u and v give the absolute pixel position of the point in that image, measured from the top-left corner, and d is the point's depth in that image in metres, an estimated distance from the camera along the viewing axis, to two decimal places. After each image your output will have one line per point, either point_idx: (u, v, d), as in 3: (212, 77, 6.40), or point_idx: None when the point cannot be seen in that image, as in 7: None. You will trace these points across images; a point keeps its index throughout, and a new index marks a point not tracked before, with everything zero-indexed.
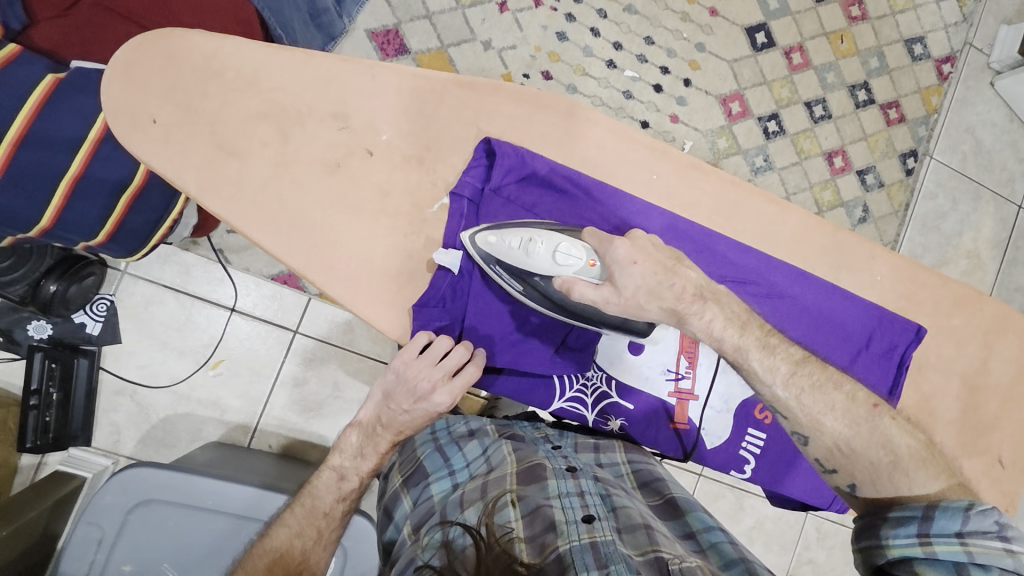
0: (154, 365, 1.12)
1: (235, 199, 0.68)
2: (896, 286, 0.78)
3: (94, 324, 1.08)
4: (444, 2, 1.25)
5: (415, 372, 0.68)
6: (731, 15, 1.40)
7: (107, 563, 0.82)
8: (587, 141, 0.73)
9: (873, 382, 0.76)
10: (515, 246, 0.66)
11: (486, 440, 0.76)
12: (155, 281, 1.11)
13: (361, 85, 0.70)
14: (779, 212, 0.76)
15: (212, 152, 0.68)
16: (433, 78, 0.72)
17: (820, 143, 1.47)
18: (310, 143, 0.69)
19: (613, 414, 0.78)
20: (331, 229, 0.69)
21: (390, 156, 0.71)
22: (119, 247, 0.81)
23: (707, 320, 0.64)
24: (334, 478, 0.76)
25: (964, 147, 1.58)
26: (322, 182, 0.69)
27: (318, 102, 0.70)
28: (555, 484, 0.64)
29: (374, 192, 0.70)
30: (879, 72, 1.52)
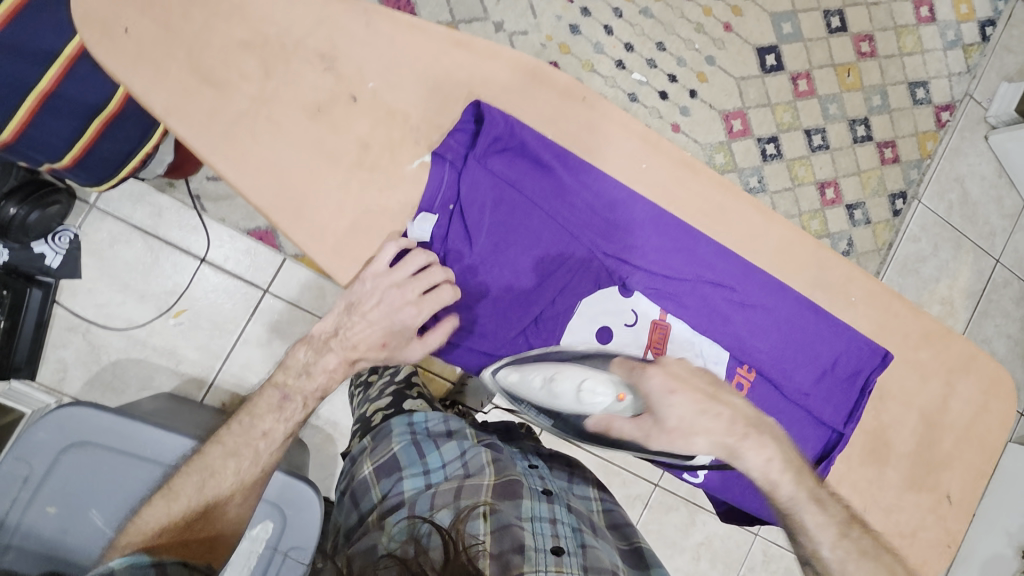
0: (112, 307, 1.08)
1: (206, 128, 0.64)
2: (869, 311, 0.79)
3: (54, 257, 1.04)
4: None
5: (399, 292, 0.66)
6: (745, 33, 1.40)
7: (31, 502, 0.78)
8: (580, 122, 0.73)
9: (834, 403, 0.76)
10: (537, 385, 0.67)
11: (466, 443, 0.73)
12: (124, 219, 1.07)
13: (355, 30, 0.69)
14: (764, 221, 0.77)
15: (187, 76, 0.64)
16: (430, 34, 0.70)
17: (814, 172, 1.48)
18: (295, 81, 0.67)
19: None
20: (305, 173, 0.67)
21: (372, 108, 0.69)
22: (85, 175, 0.77)
23: (766, 459, 0.61)
24: (277, 399, 0.69)
25: (951, 196, 1.61)
26: (303, 125, 0.67)
27: (307, 40, 0.68)
28: (529, 505, 0.63)
29: (354, 143, 0.69)
30: (881, 111, 1.54)
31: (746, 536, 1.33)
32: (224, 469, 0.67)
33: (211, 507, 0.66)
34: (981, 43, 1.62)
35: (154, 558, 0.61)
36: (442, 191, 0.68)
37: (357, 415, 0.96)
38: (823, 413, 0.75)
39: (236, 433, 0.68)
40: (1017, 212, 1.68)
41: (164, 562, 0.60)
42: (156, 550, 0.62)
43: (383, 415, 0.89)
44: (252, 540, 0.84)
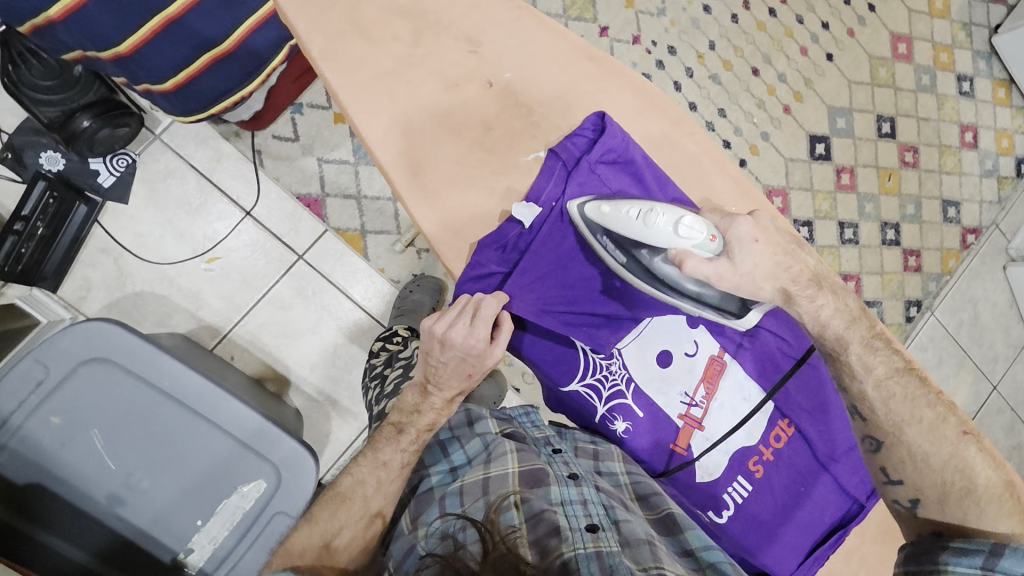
0: (149, 239, 1.08)
1: (350, 75, 0.68)
2: None
3: (107, 176, 1.05)
4: (552, 7, 1.26)
5: (449, 322, 0.66)
6: (802, 118, 1.46)
7: (38, 407, 0.77)
8: (681, 153, 0.78)
9: (860, 475, 0.77)
10: (633, 215, 0.65)
11: (488, 435, 0.75)
12: (183, 157, 1.08)
13: (501, 21, 0.73)
14: None
15: (345, 25, 0.68)
16: (570, 42, 0.74)
17: (840, 263, 1.52)
18: (437, 53, 0.70)
19: (620, 416, 0.76)
20: (424, 135, 0.70)
21: (504, 95, 0.73)
22: (176, 102, 0.79)
23: (817, 305, 0.66)
24: (393, 430, 0.72)
25: (963, 315, 1.66)
26: (437, 93, 0.70)
27: (457, 20, 0.71)
28: (558, 490, 0.64)
29: (479, 124, 0.72)
30: (912, 220, 1.60)
31: None
32: (355, 495, 0.69)
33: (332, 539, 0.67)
34: (1015, 178, 1.70)
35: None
36: (549, 187, 0.70)
37: (374, 412, 0.92)
38: (847, 481, 0.77)
39: (363, 462, 0.71)
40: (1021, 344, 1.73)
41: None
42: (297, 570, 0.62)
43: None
44: (242, 497, 0.83)
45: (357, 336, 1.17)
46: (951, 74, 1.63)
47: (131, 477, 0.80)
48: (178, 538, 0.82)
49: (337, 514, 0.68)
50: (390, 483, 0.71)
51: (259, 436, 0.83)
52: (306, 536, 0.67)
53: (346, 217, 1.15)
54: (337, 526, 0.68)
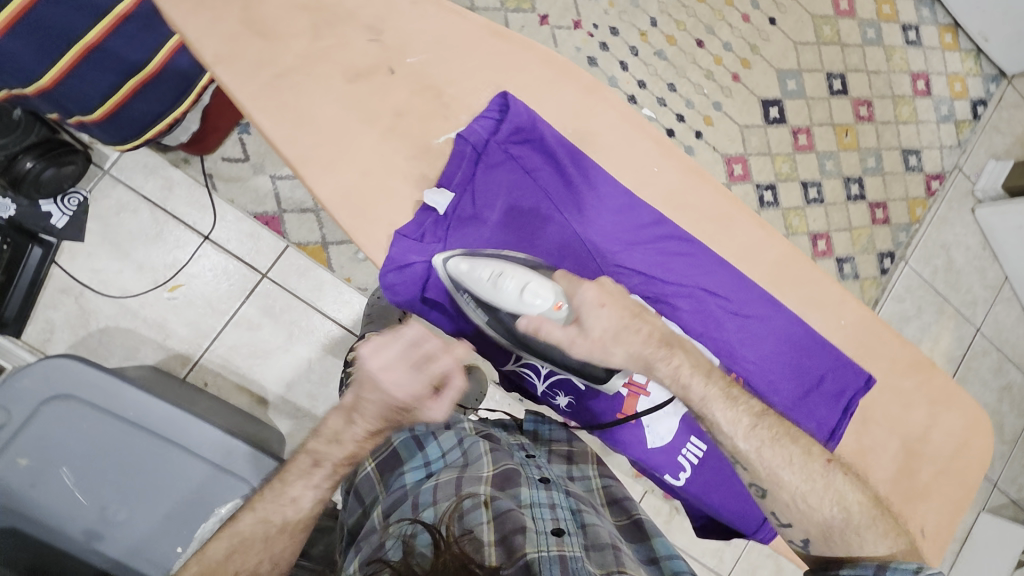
0: (108, 273, 1.07)
1: (251, 77, 0.72)
2: (856, 334, 0.85)
3: (60, 217, 1.04)
4: (489, 2, 1.27)
5: (395, 377, 0.62)
6: (751, 84, 1.48)
7: (6, 448, 0.78)
8: (597, 120, 0.81)
9: (817, 420, 0.80)
10: (485, 277, 0.69)
11: (463, 434, 0.74)
12: (134, 189, 1.08)
13: (401, 10, 0.77)
14: (765, 235, 0.83)
15: (244, 31, 0.73)
16: (472, 23, 0.78)
17: (808, 223, 1.53)
18: (341, 46, 0.75)
19: (562, 389, 0.80)
20: (333, 126, 0.74)
21: (413, 79, 0.76)
22: (111, 133, 0.79)
23: (674, 365, 0.68)
24: (308, 462, 0.67)
25: (936, 262, 1.68)
26: (341, 86, 0.74)
27: (357, 11, 0.76)
28: (527, 492, 0.63)
29: (391, 113, 0.76)
30: (874, 173, 1.61)
31: None
32: (254, 535, 0.65)
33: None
34: (972, 120, 1.72)
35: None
36: (459, 171, 0.74)
37: None
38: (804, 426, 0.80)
39: (268, 499, 0.67)
40: (999, 284, 1.75)
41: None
42: None
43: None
44: (219, 518, 0.81)
45: (330, 347, 1.17)
46: (896, 25, 1.64)
47: (106, 510, 0.79)
48: (158, 566, 0.80)
49: (229, 558, 0.64)
50: (295, 517, 0.67)
51: (228, 454, 0.82)
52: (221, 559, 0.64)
53: (306, 230, 1.15)
54: (234, 570, 0.63)
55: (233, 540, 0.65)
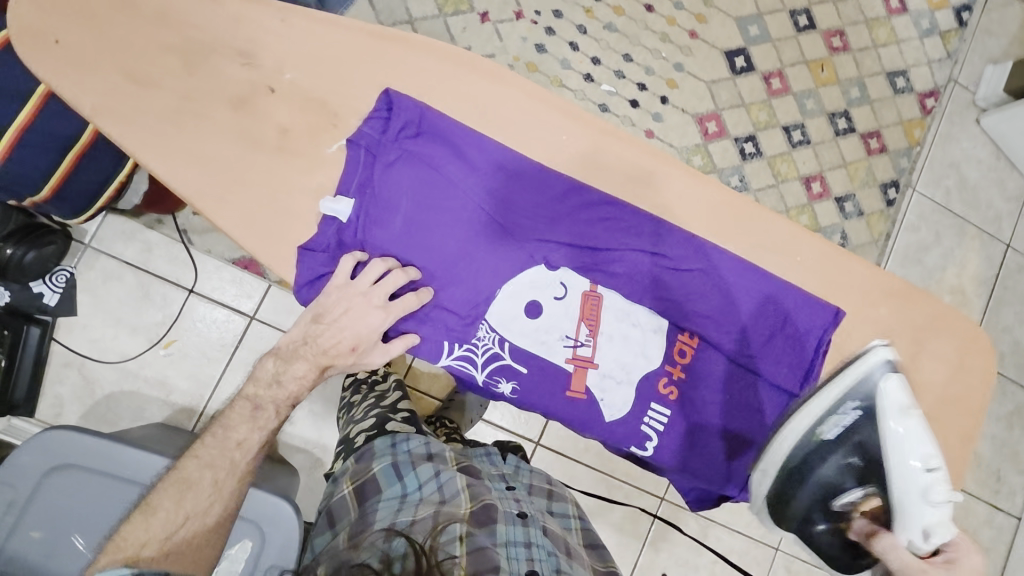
0: (106, 341, 1.12)
1: (132, 124, 0.70)
2: (817, 269, 0.82)
3: (51, 295, 1.08)
4: (425, 10, 1.26)
5: (352, 296, 0.71)
6: (711, 38, 1.43)
7: (17, 525, 0.80)
8: (493, 96, 0.77)
9: (790, 368, 0.80)
10: (917, 465, 0.72)
11: (440, 465, 0.75)
12: (115, 257, 1.12)
13: (269, 26, 0.74)
14: (696, 183, 0.81)
15: (115, 77, 0.70)
16: (344, 27, 0.76)
17: (798, 168, 1.47)
18: (217, 77, 0.72)
19: (505, 376, 0.76)
20: (224, 160, 0.72)
21: (291, 97, 0.74)
22: (66, 208, 0.82)
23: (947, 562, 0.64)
24: (248, 407, 0.74)
25: (947, 182, 1.58)
26: (228, 116, 0.72)
27: (226, 38, 0.73)
28: (504, 529, 0.65)
29: (276, 129, 0.74)
30: (861, 103, 1.53)
31: (767, 550, 1.38)
32: (201, 481, 0.71)
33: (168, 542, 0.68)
34: (959, 28, 1.61)
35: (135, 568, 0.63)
36: (354, 175, 0.72)
37: (341, 437, 0.96)
38: (778, 373, 0.79)
39: (211, 444, 0.73)
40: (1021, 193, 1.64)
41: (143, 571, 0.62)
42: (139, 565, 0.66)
43: (366, 436, 0.88)
44: (233, 560, 0.87)
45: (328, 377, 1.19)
46: None
47: None
48: None
49: (180, 503, 0.70)
50: (241, 462, 0.73)
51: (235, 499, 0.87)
52: (142, 530, 0.68)
53: None
54: (183, 517, 0.70)
55: (181, 482, 0.70)
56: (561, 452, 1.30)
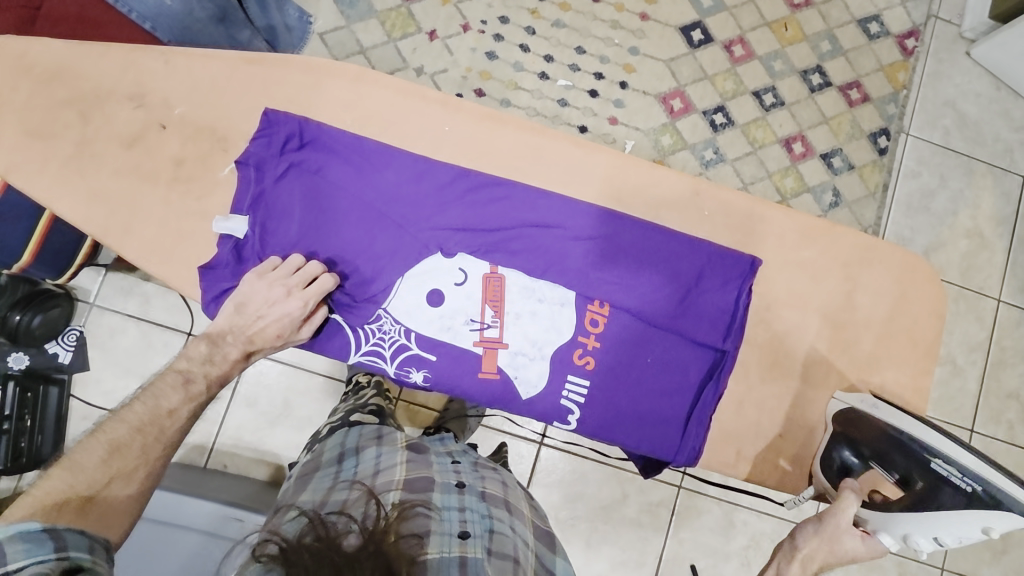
0: (117, 391, 1.19)
1: (43, 171, 0.83)
2: (728, 221, 0.90)
3: (65, 354, 1.17)
4: (375, 38, 1.31)
5: (270, 280, 0.80)
6: (663, 17, 1.41)
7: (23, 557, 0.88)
8: (372, 99, 0.89)
9: (707, 321, 0.86)
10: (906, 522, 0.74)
11: (384, 448, 0.85)
12: (118, 311, 1.20)
13: (154, 67, 0.88)
14: (585, 153, 0.90)
15: (19, 133, 0.84)
16: (224, 58, 0.88)
17: (775, 131, 1.43)
18: (110, 120, 0.86)
19: (415, 366, 0.85)
20: (123, 197, 0.85)
21: (183, 128, 0.87)
22: (46, 267, 0.93)
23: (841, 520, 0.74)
24: (180, 380, 0.75)
25: (944, 122, 1.50)
26: (122, 153, 0.86)
27: (116, 85, 0.87)
28: (440, 497, 0.75)
29: (171, 162, 0.87)
30: (833, 55, 1.47)
31: None
32: (131, 444, 0.67)
33: (90, 498, 0.63)
34: None
35: (48, 524, 0.57)
36: (246, 195, 0.84)
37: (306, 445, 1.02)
38: (693, 327, 0.86)
39: (142, 409, 0.70)
40: None
41: (59, 529, 0.57)
42: (50, 518, 0.58)
43: (329, 428, 0.99)
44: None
45: (325, 401, 1.23)
46: None
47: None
48: None
49: (107, 462, 0.65)
50: (170, 430, 0.71)
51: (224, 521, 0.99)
52: (64, 483, 0.62)
53: None
54: (107, 476, 0.65)
55: (110, 445, 0.66)
56: (566, 450, 1.29)
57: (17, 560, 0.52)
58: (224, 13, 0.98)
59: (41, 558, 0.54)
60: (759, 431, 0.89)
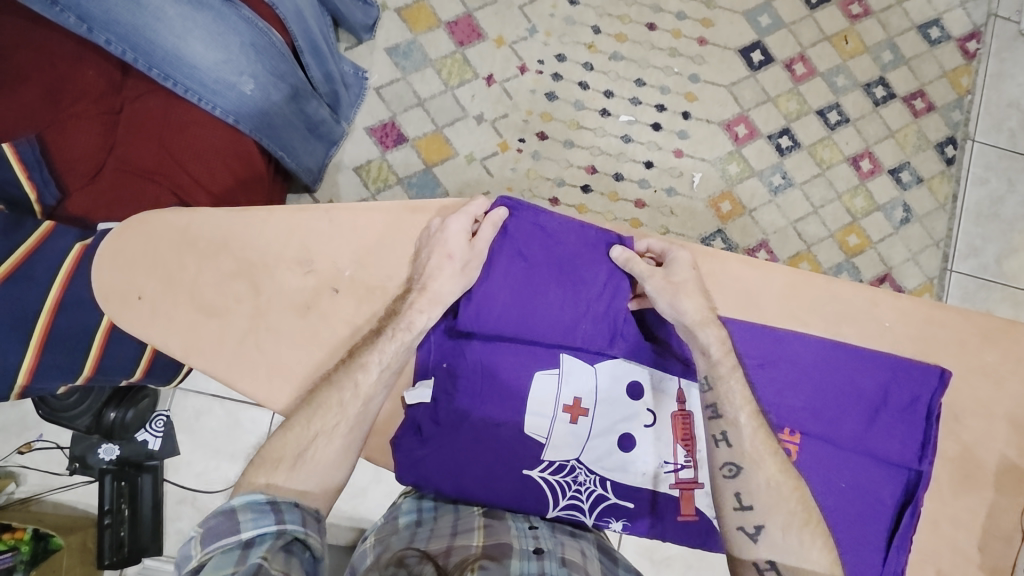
0: (210, 472, 1.17)
1: (218, 355, 0.72)
2: (909, 329, 0.75)
3: (154, 440, 1.16)
4: (432, 88, 1.28)
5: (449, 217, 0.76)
6: (722, 40, 1.37)
7: None
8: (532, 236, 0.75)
9: (901, 440, 0.73)
10: None
11: (461, 512, 0.77)
12: (202, 392, 1.18)
13: (321, 229, 0.74)
14: (761, 275, 0.76)
15: (192, 315, 0.72)
16: (387, 211, 0.75)
17: (841, 150, 1.39)
18: (281, 291, 0.74)
19: (615, 515, 0.76)
20: (272, 336, 0.73)
21: (355, 290, 0.75)
22: (158, 376, 0.87)
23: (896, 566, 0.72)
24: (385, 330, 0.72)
25: (1011, 124, 1.45)
26: (297, 325, 0.74)
27: (283, 252, 0.74)
28: (517, 563, 0.65)
29: (347, 328, 0.74)
30: (895, 65, 1.43)
31: None
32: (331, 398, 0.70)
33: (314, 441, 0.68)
34: None
35: (269, 497, 0.64)
36: (431, 353, 0.76)
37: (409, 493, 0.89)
38: (889, 451, 0.73)
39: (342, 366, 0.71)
40: None
41: (278, 501, 0.64)
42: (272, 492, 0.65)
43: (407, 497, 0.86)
44: None
45: None
46: None
47: None
48: None
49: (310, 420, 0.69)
50: (365, 381, 0.71)
51: None
52: (282, 445, 0.68)
53: None
54: (313, 433, 0.69)
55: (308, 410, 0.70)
56: None
57: (250, 529, 0.61)
58: (296, 90, 0.97)
59: (265, 531, 0.61)
60: (955, 547, 0.74)
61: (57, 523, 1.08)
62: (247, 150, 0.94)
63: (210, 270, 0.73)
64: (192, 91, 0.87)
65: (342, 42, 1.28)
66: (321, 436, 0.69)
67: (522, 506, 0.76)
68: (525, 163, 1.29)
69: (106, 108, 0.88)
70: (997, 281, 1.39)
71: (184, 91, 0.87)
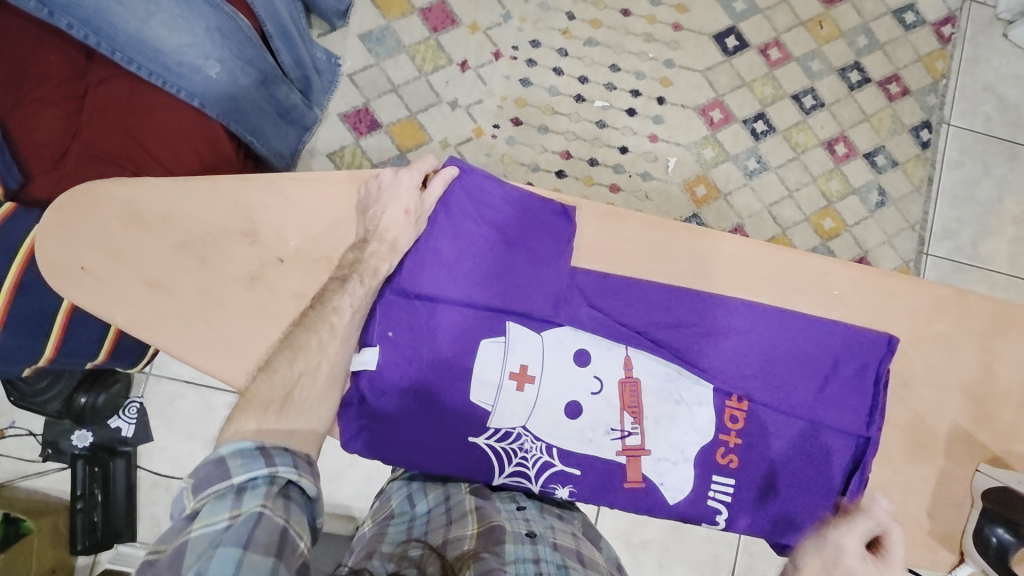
0: (184, 457, 1.17)
1: (168, 329, 0.72)
2: (862, 300, 0.76)
3: (128, 427, 1.16)
4: (406, 74, 1.28)
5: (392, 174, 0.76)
6: (697, 26, 1.38)
7: None
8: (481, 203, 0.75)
9: (850, 407, 0.74)
10: None
11: (453, 494, 0.77)
12: (176, 377, 1.18)
13: (266, 201, 0.75)
14: (711, 245, 0.77)
15: (138, 286, 0.73)
16: (333, 181, 0.76)
17: (817, 134, 1.40)
18: (227, 263, 0.74)
19: (561, 482, 0.76)
20: (228, 312, 0.74)
21: (303, 263, 0.75)
22: (122, 359, 0.88)
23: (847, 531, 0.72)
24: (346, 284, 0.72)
25: (985, 108, 1.45)
26: (245, 297, 0.74)
27: (228, 225, 0.74)
28: (512, 547, 0.65)
29: (293, 297, 0.75)
30: (870, 50, 1.44)
31: None
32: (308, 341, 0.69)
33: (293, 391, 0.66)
34: None
35: (258, 443, 0.61)
36: (377, 321, 0.74)
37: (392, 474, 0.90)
38: (837, 418, 0.74)
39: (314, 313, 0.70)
40: None
41: (267, 446, 0.61)
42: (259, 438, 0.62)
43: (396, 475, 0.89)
44: None
45: None
46: None
47: None
48: None
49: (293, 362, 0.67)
50: (342, 326, 0.71)
51: None
52: (268, 387, 0.65)
53: None
54: (297, 372, 0.67)
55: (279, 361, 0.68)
56: None
57: (241, 475, 0.58)
58: (265, 76, 0.97)
59: (256, 479, 0.58)
60: (906, 514, 0.75)
61: (29, 508, 1.08)
62: (215, 133, 0.92)
63: (161, 245, 0.73)
64: (157, 74, 0.87)
65: (316, 29, 1.28)
66: (304, 377, 0.68)
67: (471, 474, 0.75)
68: (500, 149, 1.29)
69: (70, 92, 0.88)
70: (972, 264, 1.40)
71: (148, 75, 0.87)
